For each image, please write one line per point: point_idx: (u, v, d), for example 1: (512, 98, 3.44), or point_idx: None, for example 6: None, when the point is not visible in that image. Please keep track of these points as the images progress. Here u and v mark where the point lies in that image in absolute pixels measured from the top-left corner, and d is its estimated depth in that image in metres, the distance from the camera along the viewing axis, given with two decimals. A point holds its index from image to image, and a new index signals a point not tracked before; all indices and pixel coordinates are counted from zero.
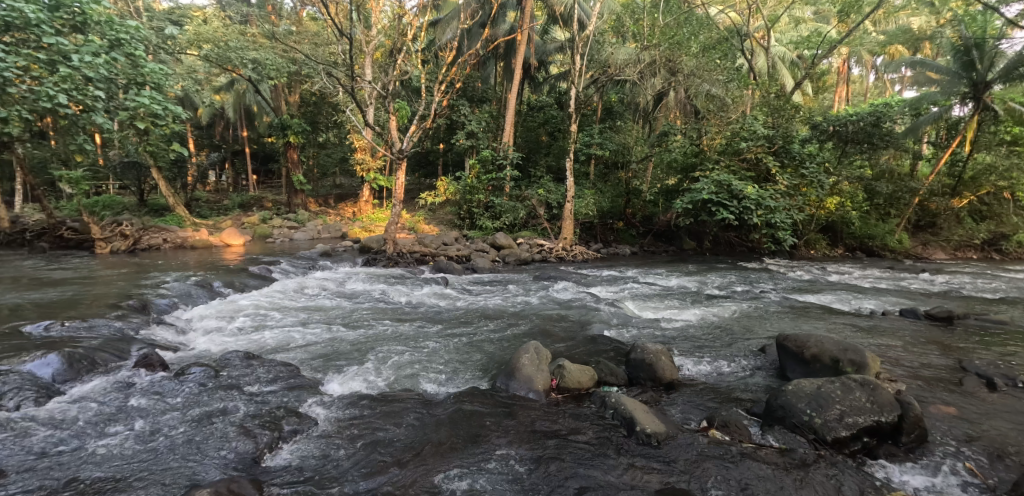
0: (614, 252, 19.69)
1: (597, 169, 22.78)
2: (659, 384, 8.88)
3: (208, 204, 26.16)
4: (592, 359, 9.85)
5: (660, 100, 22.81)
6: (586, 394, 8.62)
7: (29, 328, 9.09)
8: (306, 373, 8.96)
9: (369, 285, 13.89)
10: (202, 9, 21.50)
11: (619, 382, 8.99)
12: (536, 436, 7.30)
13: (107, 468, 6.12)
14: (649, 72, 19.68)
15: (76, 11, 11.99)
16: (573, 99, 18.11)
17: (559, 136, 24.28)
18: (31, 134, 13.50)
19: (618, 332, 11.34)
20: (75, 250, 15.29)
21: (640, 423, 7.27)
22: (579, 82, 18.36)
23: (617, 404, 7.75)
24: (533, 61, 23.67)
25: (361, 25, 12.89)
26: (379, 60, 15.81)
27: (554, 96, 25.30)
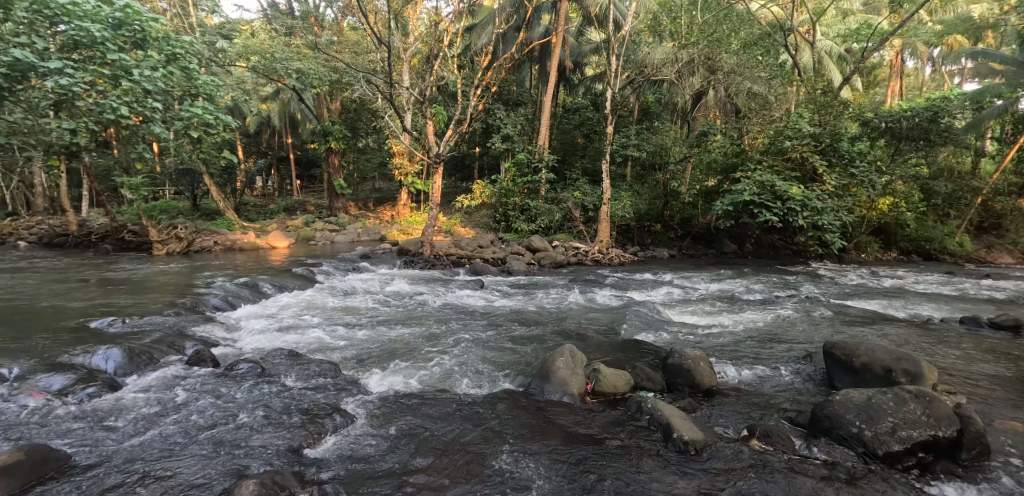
0: (653, 255, 19.34)
1: (634, 170, 22.56)
2: (698, 390, 8.65)
3: (255, 208, 27.39)
4: (628, 363, 9.71)
5: (699, 99, 22.22)
6: (622, 398, 8.50)
7: (95, 324, 9.77)
8: (347, 371, 9.24)
9: (405, 286, 14.23)
10: (249, 23, 22.54)
11: (656, 387, 8.80)
12: (570, 440, 7.25)
13: (163, 458, 6.48)
14: (687, 70, 19.15)
15: (136, 29, 12.65)
16: (610, 100, 17.93)
17: (595, 138, 24.16)
18: (97, 144, 14.55)
19: (654, 336, 11.12)
20: (134, 251, 16.32)
21: (677, 430, 7.11)
22: (616, 83, 18.16)
23: (653, 410, 7.60)
24: (569, 62, 23.60)
25: (399, 33, 13.25)
26: (416, 66, 16.14)
27: (590, 97, 25.14)
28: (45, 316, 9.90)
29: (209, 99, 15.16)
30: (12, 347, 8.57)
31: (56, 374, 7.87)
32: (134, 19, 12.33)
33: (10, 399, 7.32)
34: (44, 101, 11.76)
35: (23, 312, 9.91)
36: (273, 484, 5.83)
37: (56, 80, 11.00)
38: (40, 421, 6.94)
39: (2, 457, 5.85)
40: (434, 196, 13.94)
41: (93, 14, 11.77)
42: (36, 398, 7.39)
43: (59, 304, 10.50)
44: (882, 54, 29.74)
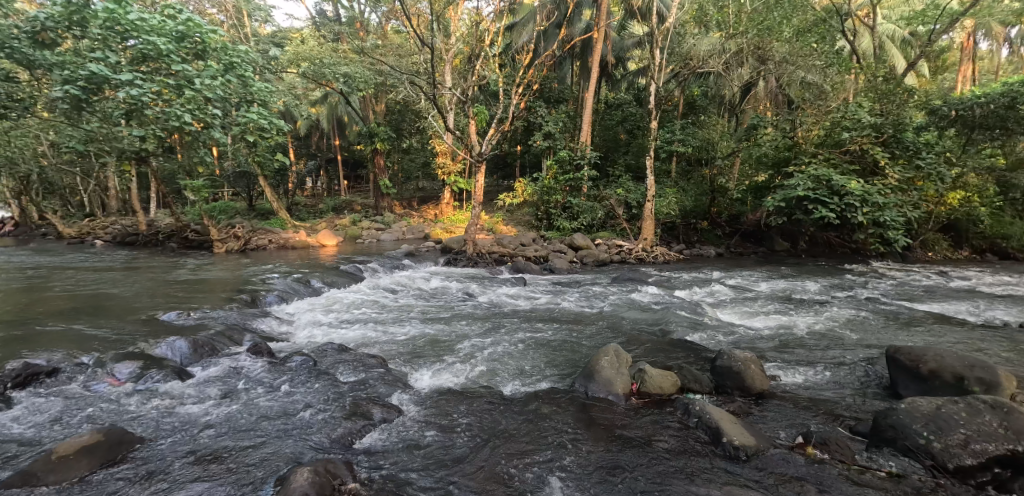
0: (699, 253, 18.81)
1: (680, 166, 22.03)
2: (748, 394, 8.36)
3: (306, 208, 28.57)
4: (674, 363, 9.49)
5: (748, 91, 21.30)
6: (669, 400, 8.32)
7: (164, 317, 10.54)
8: (394, 366, 9.52)
9: (448, 283, 14.51)
10: (299, 30, 23.49)
11: (704, 390, 8.54)
12: (614, 440, 7.18)
13: (225, 443, 6.89)
14: (735, 61, 18.93)
15: (197, 41, 13.47)
16: (654, 94, 17.49)
17: (638, 134, 23.76)
18: (164, 150, 15.63)
19: (700, 337, 10.78)
20: (196, 249, 17.40)
21: (728, 434, 6.91)
22: (659, 76, 17.70)
23: (702, 412, 7.40)
24: (610, 58, 23.23)
25: (442, 34, 13.47)
26: (458, 67, 16.35)
27: (633, 92, 24.72)
28: (120, 308, 10.75)
29: (262, 104, 15.86)
30: (92, 336, 9.39)
31: (131, 361, 8.57)
32: (195, 31, 13.17)
33: (92, 384, 8.03)
34: (117, 111, 12.74)
35: (103, 305, 10.83)
36: (326, 472, 6.05)
37: (127, 91, 11.90)
38: (117, 405, 7.57)
39: (83, 438, 6.37)
40: (476, 195, 13.97)
41: (159, 27, 12.58)
42: (113, 384, 8.07)
43: (134, 298, 11.38)
44: (951, 36, 27.44)
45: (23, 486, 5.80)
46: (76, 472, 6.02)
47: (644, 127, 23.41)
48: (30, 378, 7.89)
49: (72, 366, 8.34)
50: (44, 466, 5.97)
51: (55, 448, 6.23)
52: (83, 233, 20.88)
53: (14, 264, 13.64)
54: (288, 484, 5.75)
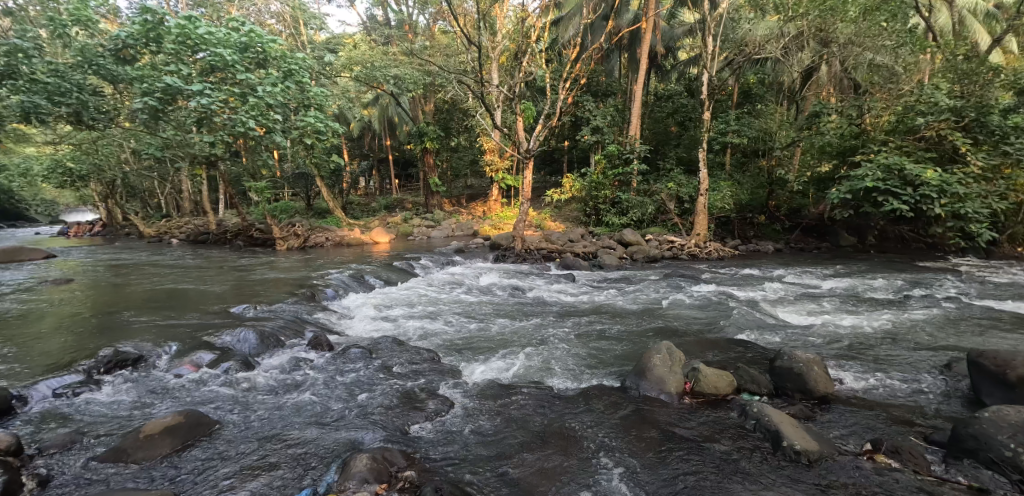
0: (757, 249, 18.04)
1: (734, 158, 21.18)
2: (811, 397, 7.91)
3: (360, 206, 29.68)
4: (729, 363, 9.14)
5: (809, 76, 20.23)
6: (724, 400, 8.03)
7: (234, 310, 11.29)
8: (445, 360, 9.75)
9: (497, 280, 14.66)
10: (352, 35, 24.24)
11: (762, 391, 8.16)
12: (665, 440, 7.01)
13: (289, 429, 7.29)
14: (794, 45, 18.04)
15: (260, 50, 14.22)
16: (707, 84, 16.82)
17: (690, 125, 23.00)
18: (230, 154, 16.69)
19: (757, 337, 10.30)
20: (261, 246, 18.52)
21: (788, 439, 6.58)
22: (713, 65, 17.02)
23: (760, 414, 7.11)
24: (660, 48, 22.58)
25: (488, 33, 13.75)
26: (504, 64, 16.40)
27: (685, 82, 24.09)
28: (195, 301, 11.64)
29: (318, 108, 16.58)
30: (173, 327, 10.21)
31: (205, 351, 9.25)
32: (257, 41, 13.89)
33: (171, 370, 8.73)
34: (190, 119, 13.72)
35: (181, 298, 11.72)
36: (384, 459, 6.35)
37: (198, 101, 12.81)
38: (192, 390, 8.21)
39: (166, 418, 6.91)
40: (524, 192, 13.91)
41: (225, 40, 13.42)
42: (189, 371, 8.75)
43: (208, 293, 12.24)
44: None
45: (115, 460, 6.39)
46: (160, 449, 6.55)
47: (696, 118, 22.62)
48: (119, 365, 8.68)
49: (154, 354, 9.11)
50: (133, 443, 6.54)
51: (143, 426, 6.81)
52: (161, 232, 22.90)
53: (105, 261, 14.96)
54: (348, 469, 6.06)
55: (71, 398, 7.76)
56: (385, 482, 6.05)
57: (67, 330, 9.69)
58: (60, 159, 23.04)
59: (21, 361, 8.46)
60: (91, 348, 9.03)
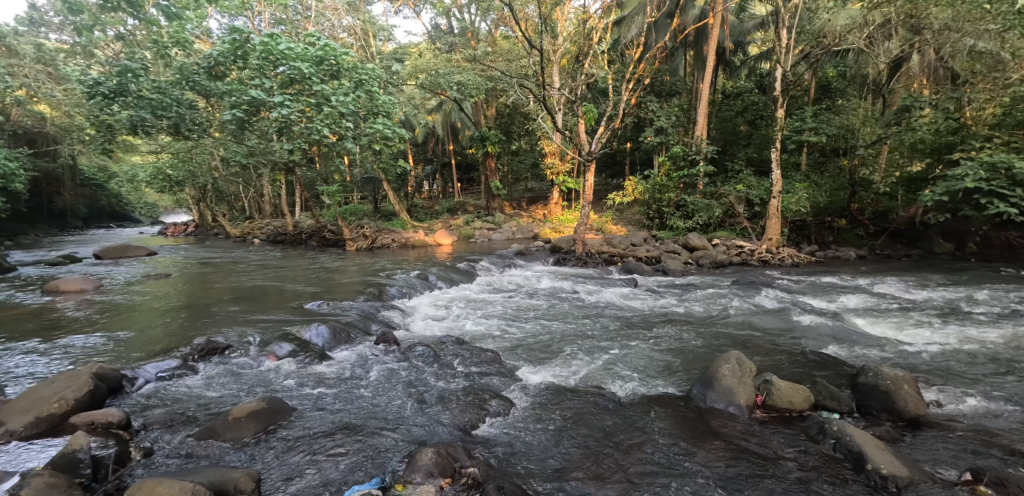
0: (838, 256, 16.79)
1: (812, 157, 20.06)
2: (899, 418, 7.25)
3: (424, 209, 30.68)
4: (805, 376, 8.52)
5: (898, 67, 18.62)
6: (799, 417, 7.50)
7: (309, 306, 12.05)
8: (506, 361, 9.81)
9: (557, 283, 14.60)
10: (417, 45, 24.95)
11: (843, 409, 7.56)
12: (735, 455, 6.65)
13: (357, 419, 7.62)
14: (880, 34, 16.56)
15: (333, 62, 15.09)
16: (781, 80, 15.83)
17: (761, 124, 21.83)
18: (306, 160, 17.83)
19: (839, 350, 9.52)
20: (332, 247, 19.62)
21: (873, 462, 6.10)
22: (788, 58, 16.02)
23: (840, 433, 6.59)
24: (728, 43, 21.60)
25: (548, 36, 13.79)
26: (566, 67, 16.42)
27: (756, 80, 23.03)
28: (275, 297, 12.54)
29: (385, 115, 17.34)
30: (257, 320, 11.06)
31: (283, 343, 9.93)
32: (331, 54, 14.78)
33: (255, 359, 9.46)
34: (273, 128, 14.81)
35: (264, 295, 12.65)
36: (447, 454, 6.42)
37: (279, 111, 13.89)
38: (270, 379, 8.81)
39: (252, 403, 7.42)
40: (586, 195, 13.72)
41: (303, 55, 14.37)
42: (270, 362, 9.40)
43: (285, 290, 13.14)
44: None
45: (207, 439, 6.87)
46: (245, 431, 6.99)
47: (768, 116, 21.40)
48: (210, 352, 9.50)
49: (240, 344, 9.88)
50: (223, 424, 7.01)
51: (231, 410, 7.31)
52: (245, 233, 24.87)
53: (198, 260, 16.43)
54: (415, 462, 6.22)
55: (169, 380, 8.56)
56: (448, 478, 6.13)
57: (168, 320, 10.75)
58: (161, 167, 25.46)
59: (131, 345, 9.47)
60: (187, 336, 9.97)
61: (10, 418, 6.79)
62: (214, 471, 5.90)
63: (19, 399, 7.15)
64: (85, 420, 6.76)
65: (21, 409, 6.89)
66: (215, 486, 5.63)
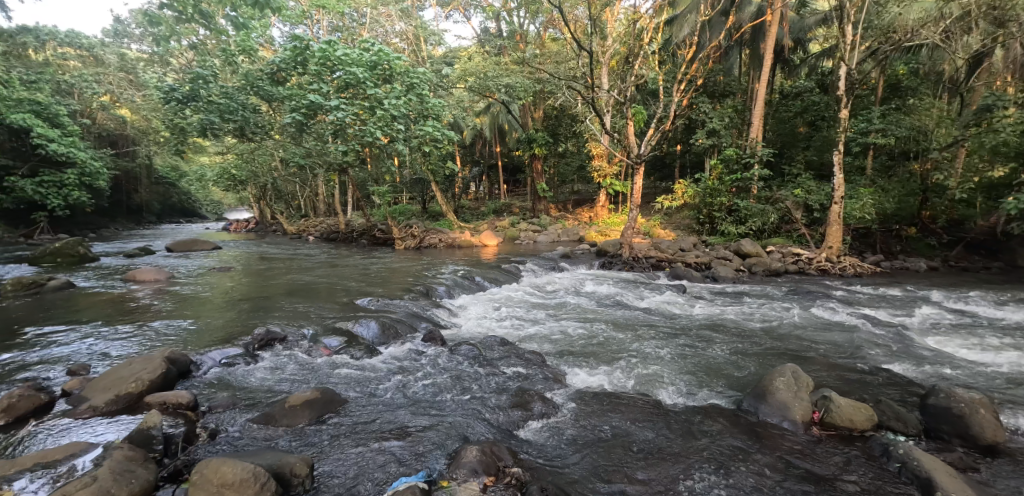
0: (906, 267, 15.67)
1: (878, 160, 18.72)
2: (974, 445, 6.70)
3: (471, 211, 31.11)
4: (868, 395, 7.95)
5: (978, 63, 17.10)
6: (860, 436, 7.04)
7: (360, 302, 12.47)
8: (551, 363, 9.72)
9: (601, 287, 14.37)
10: (467, 48, 25.16)
11: (909, 431, 7.04)
12: (789, 473, 6.35)
13: (402, 411, 7.77)
14: (961, 28, 15.30)
15: (387, 67, 15.64)
16: (845, 79, 14.98)
17: (822, 125, 20.79)
18: (359, 161, 18.51)
19: (906, 367, 8.87)
20: (382, 245, 20.25)
21: (943, 490, 5.78)
22: (853, 56, 15.11)
23: (906, 458, 6.28)
24: (787, 41, 20.72)
25: (597, 37, 13.64)
26: (616, 68, 16.24)
27: (818, 78, 21.99)
28: (330, 293, 13.09)
29: (435, 118, 17.74)
30: (312, 314, 11.57)
31: (335, 337, 10.31)
32: (384, 59, 15.33)
33: (309, 350, 9.88)
34: (329, 130, 15.48)
35: (319, 290, 13.26)
36: (491, 453, 6.44)
37: (335, 115, 14.55)
38: (321, 369, 9.18)
39: (306, 392, 7.64)
40: (633, 198, 13.43)
41: (358, 60, 14.97)
42: (323, 354, 9.78)
43: (338, 286, 13.68)
44: None
45: (264, 425, 7.17)
46: (298, 420, 7.26)
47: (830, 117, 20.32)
48: (270, 342, 10.01)
49: (296, 337, 10.36)
50: (280, 410, 7.33)
51: (287, 397, 7.59)
52: (302, 231, 26.12)
53: (259, 255, 17.41)
54: (459, 459, 6.28)
55: (232, 366, 9.09)
56: (493, 475, 6.15)
57: (232, 310, 11.44)
58: (226, 168, 27.05)
59: (199, 333, 10.12)
60: (247, 326, 10.59)
61: (94, 394, 7.33)
62: (273, 454, 6.20)
63: (100, 378, 7.69)
64: (158, 400, 7.30)
65: (103, 387, 7.43)
66: (273, 469, 5.93)
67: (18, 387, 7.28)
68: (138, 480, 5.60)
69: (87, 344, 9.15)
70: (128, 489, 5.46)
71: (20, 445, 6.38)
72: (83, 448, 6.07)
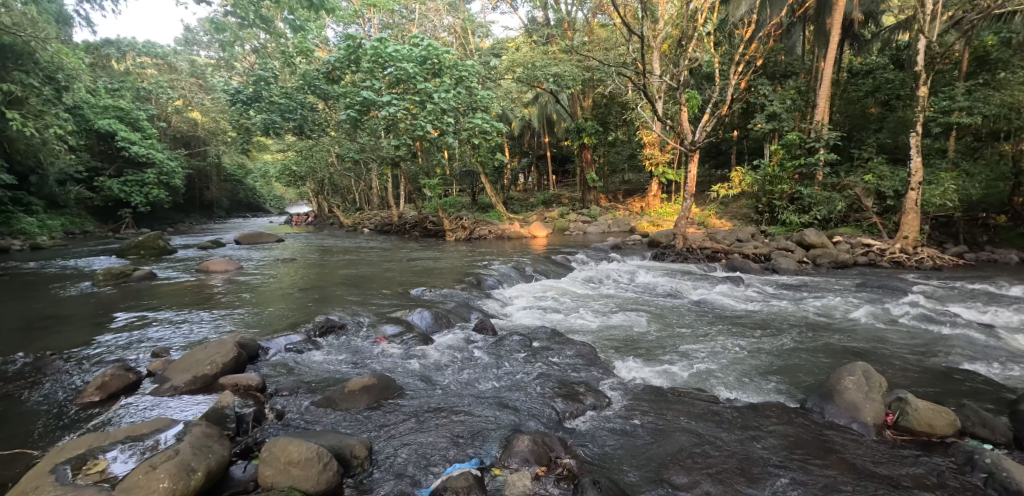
0: (992, 259, 14.31)
1: (963, 142, 17.08)
2: None
3: (520, 202, 31.17)
4: (950, 398, 7.31)
5: None
6: (940, 442, 6.48)
7: (415, 292, 12.84)
8: (603, 355, 9.58)
9: (654, 279, 14.02)
10: (513, 38, 24.92)
11: (998, 439, 6.43)
12: (858, 480, 5.94)
13: (453, 398, 7.91)
14: None
15: (436, 62, 15.95)
16: (925, 52, 13.90)
17: (897, 104, 19.30)
18: (411, 155, 18.99)
19: (993, 369, 8.07)
20: (433, 237, 20.74)
21: None
22: (934, 27, 13.97)
23: (994, 467, 5.78)
24: (858, 14, 19.37)
25: (648, 21, 13.23)
26: (669, 51, 15.63)
27: (894, 54, 20.48)
28: (385, 283, 13.58)
29: (483, 110, 17.86)
30: (368, 304, 12.03)
31: (390, 326, 10.66)
32: (433, 53, 15.63)
33: (367, 338, 10.27)
34: (383, 125, 16.00)
35: (374, 280, 13.79)
36: (543, 444, 6.42)
37: (386, 110, 14.98)
38: (376, 355, 9.52)
39: (365, 378, 7.86)
40: (686, 187, 12.96)
41: (408, 56, 15.36)
42: (379, 342, 10.10)
43: (392, 277, 14.15)
44: None
45: (326, 408, 7.45)
46: (358, 404, 7.49)
47: (906, 96, 18.82)
48: (330, 330, 10.52)
49: (354, 325, 10.80)
50: (340, 395, 7.58)
51: (347, 383, 7.84)
52: (357, 224, 27.22)
53: (318, 247, 18.27)
54: (511, 447, 6.30)
55: (297, 352, 9.60)
56: (544, 466, 6.14)
57: (293, 300, 12.09)
58: (288, 164, 28.57)
59: (264, 321, 10.75)
60: (309, 315, 11.16)
61: (174, 375, 7.95)
62: (334, 435, 6.40)
63: (180, 360, 8.32)
64: (231, 382, 7.80)
65: (182, 368, 8.04)
66: (335, 449, 6.14)
67: (111, 367, 8.01)
68: (214, 455, 5.72)
69: (167, 331, 9.93)
70: (206, 464, 5.56)
71: (113, 417, 6.97)
72: (168, 424, 6.23)
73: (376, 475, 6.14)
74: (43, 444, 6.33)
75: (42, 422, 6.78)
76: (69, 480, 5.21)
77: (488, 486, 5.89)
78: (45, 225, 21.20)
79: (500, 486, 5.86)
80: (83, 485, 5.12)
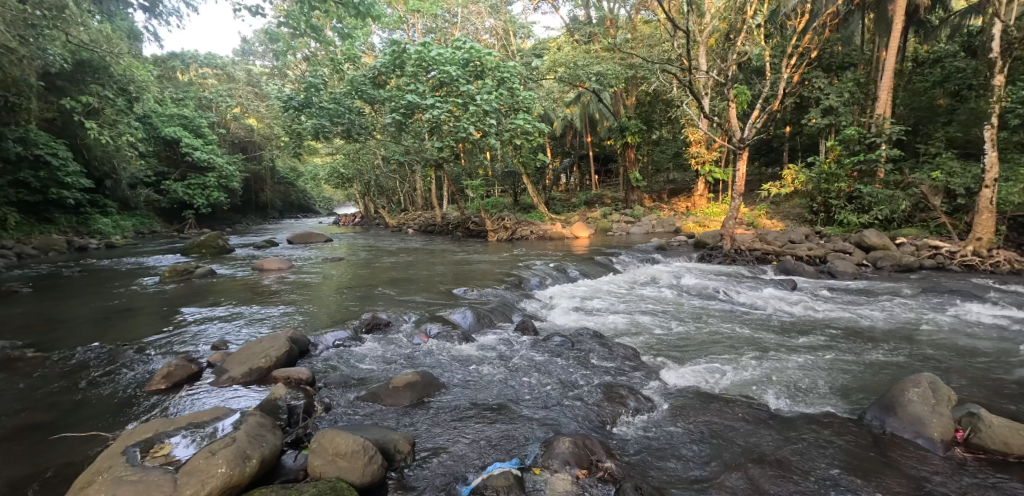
0: None
1: None
2: None
3: (562, 201, 31.00)
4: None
5: None
6: (1018, 463, 5.95)
7: (457, 292, 13.00)
8: (646, 358, 9.35)
9: (700, 281, 13.59)
10: (556, 38, 24.87)
11: None
12: None
13: (493, 398, 7.93)
14: None
15: (478, 64, 16.29)
16: (999, 40, 12.81)
17: (970, 95, 17.96)
18: (454, 156, 19.32)
19: None
20: (476, 237, 20.98)
21: None
22: (1012, 12, 12.86)
23: None
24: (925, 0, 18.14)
25: (693, 16, 12.88)
26: (716, 46, 15.08)
27: (968, 40, 19.05)
28: (429, 282, 13.85)
29: (525, 110, 17.93)
30: (412, 302, 12.29)
31: (433, 324, 10.84)
32: (475, 56, 15.93)
33: (411, 336, 10.49)
34: (427, 128, 16.42)
35: (419, 279, 14.09)
36: (584, 446, 6.30)
37: (430, 112, 15.35)
38: (417, 352, 9.71)
39: (409, 375, 8.03)
40: (733, 186, 12.50)
41: (451, 58, 15.69)
42: (423, 340, 10.29)
43: (436, 276, 14.41)
44: None
45: (372, 402, 7.66)
46: (401, 400, 7.66)
47: (979, 86, 17.52)
48: (376, 327, 10.81)
49: (399, 322, 11.05)
50: (384, 391, 7.77)
51: (392, 379, 8.02)
52: (403, 224, 27.91)
53: (366, 247, 18.84)
54: (551, 449, 6.22)
55: (344, 347, 9.92)
56: (585, 468, 6.03)
57: (341, 298, 12.51)
58: (338, 167, 29.76)
59: (314, 317, 11.21)
60: (356, 312, 11.53)
61: (232, 367, 8.40)
62: (378, 430, 6.55)
63: (237, 353, 8.78)
64: (283, 375, 8.16)
65: (239, 360, 8.48)
66: (378, 443, 6.27)
67: (175, 358, 8.57)
68: (267, 444, 5.96)
69: (226, 325, 10.52)
70: (260, 452, 5.79)
71: (175, 405, 7.43)
72: (226, 413, 6.57)
73: (417, 469, 6.25)
74: (112, 428, 6.84)
75: (112, 408, 7.32)
76: (138, 461, 5.55)
77: (528, 487, 5.86)
78: (120, 225, 22.92)
79: (540, 486, 5.82)
80: (150, 466, 5.45)
